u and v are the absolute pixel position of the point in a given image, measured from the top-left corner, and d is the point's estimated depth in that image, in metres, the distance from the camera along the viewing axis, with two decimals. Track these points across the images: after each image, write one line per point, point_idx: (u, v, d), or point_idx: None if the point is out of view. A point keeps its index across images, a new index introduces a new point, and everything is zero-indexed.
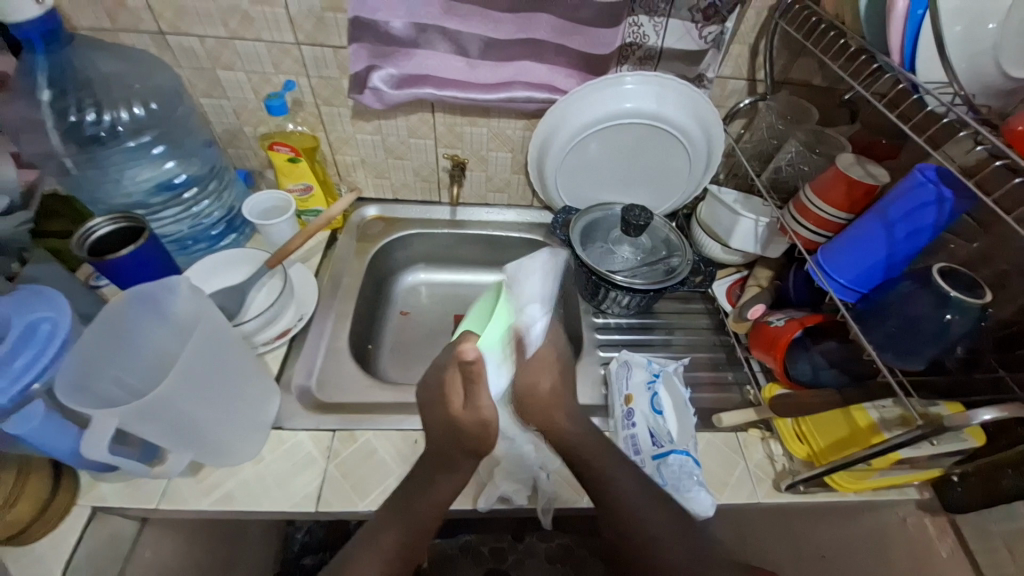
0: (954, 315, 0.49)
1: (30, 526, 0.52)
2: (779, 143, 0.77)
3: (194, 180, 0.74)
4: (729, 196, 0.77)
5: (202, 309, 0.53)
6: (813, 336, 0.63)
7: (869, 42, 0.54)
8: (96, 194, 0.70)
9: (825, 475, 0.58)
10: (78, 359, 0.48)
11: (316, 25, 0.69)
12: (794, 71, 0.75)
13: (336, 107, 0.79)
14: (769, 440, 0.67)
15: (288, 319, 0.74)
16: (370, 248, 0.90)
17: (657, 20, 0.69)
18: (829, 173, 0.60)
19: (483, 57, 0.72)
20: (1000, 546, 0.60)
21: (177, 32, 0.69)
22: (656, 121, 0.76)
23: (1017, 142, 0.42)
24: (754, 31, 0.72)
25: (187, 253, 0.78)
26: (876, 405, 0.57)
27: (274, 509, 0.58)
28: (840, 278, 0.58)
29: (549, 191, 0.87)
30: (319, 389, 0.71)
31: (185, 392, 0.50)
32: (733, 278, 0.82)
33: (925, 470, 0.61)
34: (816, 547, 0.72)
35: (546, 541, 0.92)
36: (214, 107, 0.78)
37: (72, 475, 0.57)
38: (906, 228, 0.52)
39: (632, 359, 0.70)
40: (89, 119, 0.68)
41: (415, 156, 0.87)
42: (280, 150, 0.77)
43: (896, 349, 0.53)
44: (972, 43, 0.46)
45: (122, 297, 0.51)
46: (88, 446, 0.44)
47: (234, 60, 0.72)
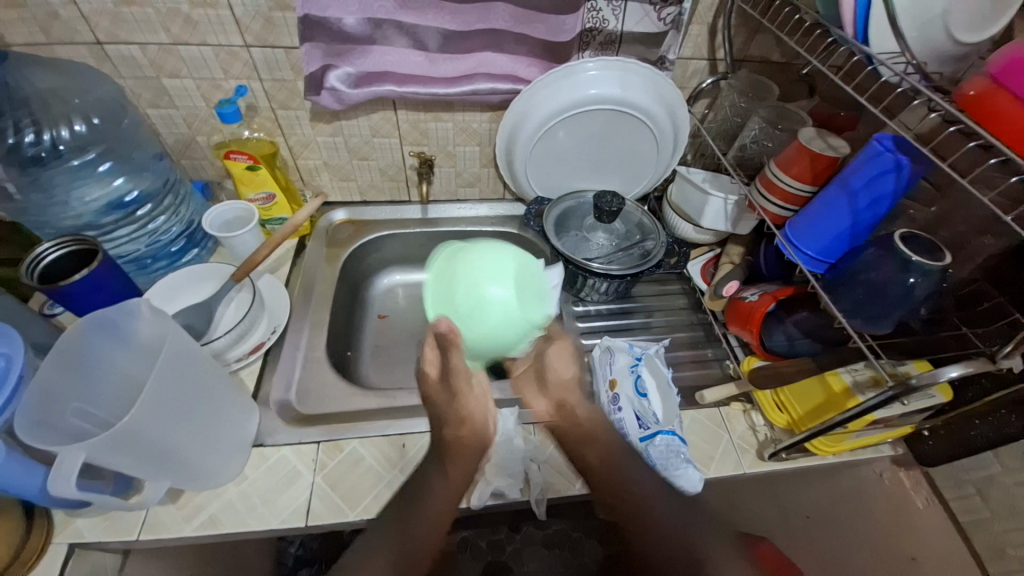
0: (917, 278, 0.50)
1: (6, 570, 0.49)
2: (743, 121, 0.78)
3: (149, 197, 0.71)
4: (697, 176, 0.78)
5: (167, 331, 0.50)
6: (786, 307, 0.65)
7: (822, 17, 0.55)
8: (43, 218, 0.66)
9: (806, 442, 0.60)
10: (39, 395, 0.45)
11: (265, 25, 0.66)
12: (752, 49, 0.76)
13: (295, 110, 0.76)
14: (751, 412, 0.69)
15: (262, 332, 0.71)
16: (341, 253, 0.88)
17: (616, 5, 0.69)
18: (792, 147, 0.61)
19: (442, 51, 0.70)
20: (973, 493, 0.64)
21: (116, 40, 0.65)
22: (622, 106, 0.75)
23: (968, 107, 0.43)
24: (711, 11, 0.73)
25: (148, 272, 0.74)
26: (849, 369, 0.59)
27: (263, 528, 0.56)
28: (808, 249, 0.59)
29: (520, 182, 0.86)
30: (300, 402, 0.70)
31: (157, 417, 0.48)
32: (707, 256, 0.83)
33: (898, 428, 0.63)
34: (801, 510, 0.74)
35: (541, 530, 0.95)
36: (163, 118, 0.75)
37: (45, 515, 0.55)
38: (868, 197, 0.54)
39: (615, 345, 0.70)
40: (27, 139, 0.63)
41: (380, 155, 0.85)
42: (238, 159, 0.74)
43: (864, 315, 0.54)
44: (922, 12, 0.47)
45: (78, 325, 0.48)
46: (55, 484, 0.41)
47: (180, 66, 0.69)
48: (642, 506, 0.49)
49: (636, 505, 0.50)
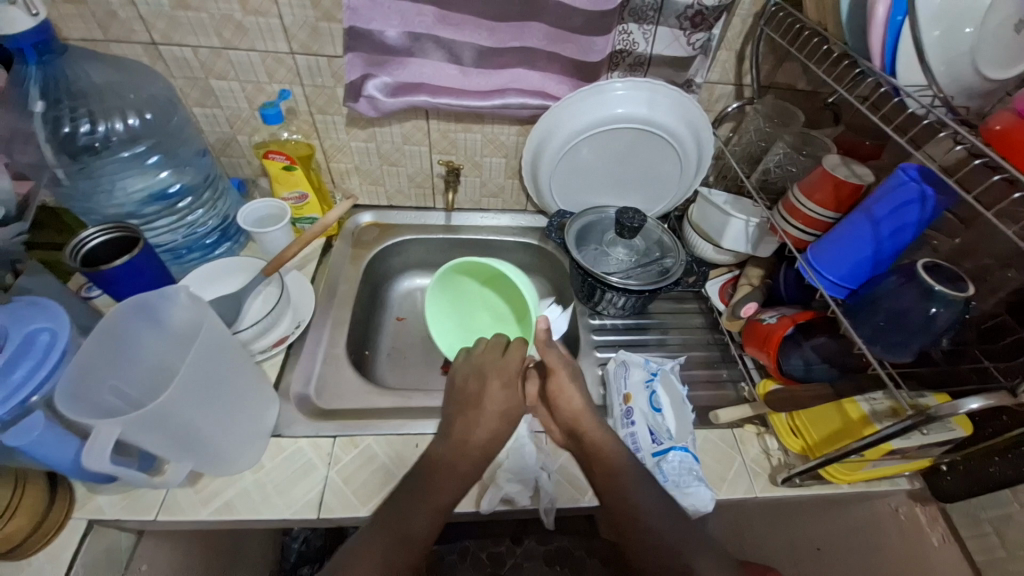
0: (939, 308, 0.50)
1: (27, 539, 0.51)
2: (768, 145, 0.79)
3: (189, 190, 0.74)
4: (719, 198, 0.79)
5: (201, 318, 0.53)
6: (804, 331, 0.65)
7: (850, 48, 0.56)
8: (88, 205, 0.70)
9: (820, 468, 0.60)
10: (79, 371, 0.47)
11: (311, 34, 0.69)
12: (779, 76, 0.78)
13: (332, 115, 0.79)
14: (765, 435, 0.69)
15: (286, 326, 0.73)
16: (365, 254, 0.91)
17: (646, 28, 0.71)
18: (817, 173, 0.62)
19: (477, 65, 0.73)
20: (990, 532, 0.62)
21: (171, 42, 0.69)
22: (648, 126, 0.77)
23: (995, 141, 0.44)
24: (739, 38, 0.74)
25: (181, 262, 0.77)
26: (867, 398, 0.58)
27: (276, 517, 0.57)
28: (830, 274, 0.59)
29: (543, 195, 0.88)
30: (318, 396, 0.71)
31: (186, 400, 0.50)
32: (726, 278, 0.84)
33: (916, 461, 0.62)
34: (814, 541, 0.76)
35: (544, 544, 0.96)
36: (207, 117, 0.78)
37: (68, 488, 0.56)
38: (891, 225, 0.54)
39: (631, 359, 0.70)
40: (82, 129, 0.67)
41: (409, 162, 0.88)
42: (276, 159, 0.77)
43: (884, 343, 0.54)
44: (950, 48, 0.48)
45: (119, 307, 0.50)
46: (90, 457, 0.43)
47: (228, 69, 0.73)
48: (650, 518, 0.50)
49: (643, 518, 0.50)
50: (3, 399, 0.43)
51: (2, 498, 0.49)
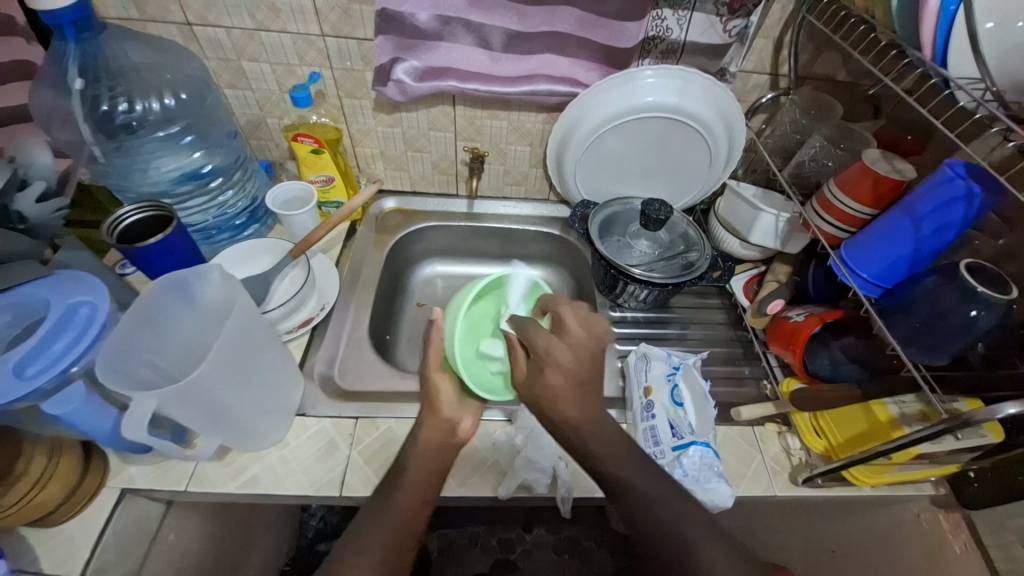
0: (980, 311, 0.49)
1: (59, 507, 0.53)
2: (802, 138, 0.78)
3: (220, 171, 0.76)
4: (748, 191, 0.78)
5: (233, 296, 0.54)
6: (833, 331, 0.64)
7: (898, 36, 0.54)
8: (124, 183, 0.71)
9: (843, 470, 0.59)
10: (117, 343, 0.48)
11: (342, 17, 0.69)
12: (817, 66, 0.75)
13: (359, 99, 0.79)
14: (787, 434, 0.68)
15: (311, 308, 0.75)
16: (388, 240, 0.91)
17: (681, 14, 0.69)
18: (855, 168, 0.60)
19: (506, 50, 0.72)
20: (1015, 540, 0.60)
21: (204, 22, 0.70)
22: (679, 115, 0.76)
23: None
24: (778, 26, 0.72)
25: (211, 242, 0.78)
26: (896, 400, 0.57)
27: (300, 494, 0.59)
28: (863, 273, 0.58)
29: (568, 184, 0.87)
30: (341, 377, 0.73)
31: (218, 376, 0.51)
32: (751, 273, 0.83)
33: (942, 466, 0.60)
34: (827, 544, 0.76)
35: (554, 534, 0.98)
36: (238, 98, 0.79)
37: (102, 458, 0.59)
38: (933, 224, 0.52)
39: (651, 352, 0.70)
40: (120, 107, 0.69)
41: (434, 148, 0.87)
42: (304, 142, 0.78)
43: (919, 344, 0.53)
44: (1007, 38, 0.45)
45: (157, 284, 0.52)
46: (128, 427, 0.45)
47: (260, 51, 0.73)
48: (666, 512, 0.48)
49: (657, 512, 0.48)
50: (44, 368, 0.45)
51: (37, 467, 0.50)
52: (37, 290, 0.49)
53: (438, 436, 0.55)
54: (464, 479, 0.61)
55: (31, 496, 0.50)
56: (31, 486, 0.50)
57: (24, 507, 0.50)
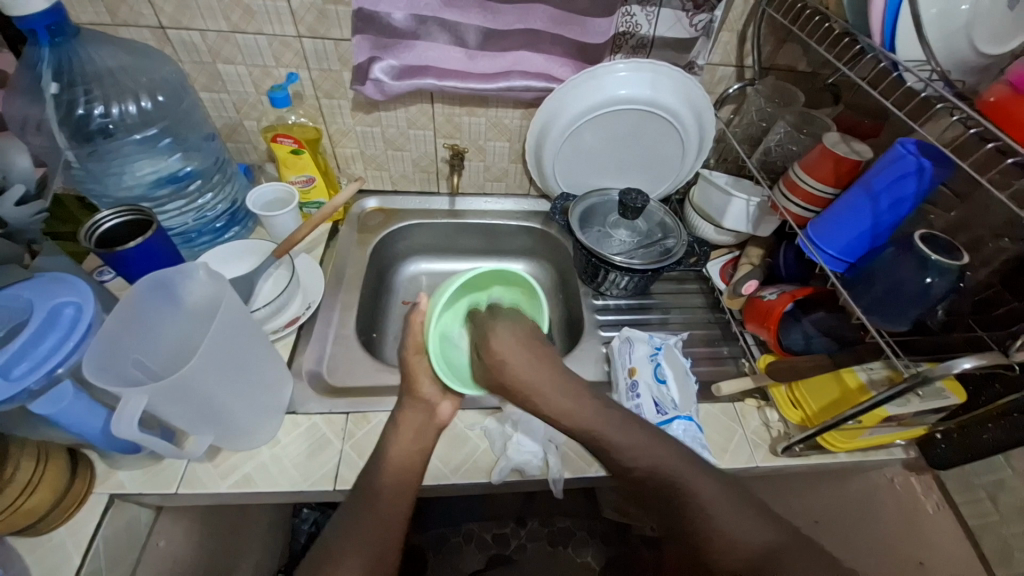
0: (934, 278, 0.52)
1: (48, 514, 0.52)
2: (768, 125, 0.81)
3: (199, 173, 0.75)
4: (720, 179, 0.81)
5: (219, 294, 0.54)
6: (804, 307, 0.67)
7: (851, 25, 0.58)
8: (100, 188, 0.71)
9: (818, 436, 0.62)
10: (104, 344, 0.48)
11: (318, 18, 0.70)
12: (779, 57, 0.79)
13: (337, 99, 0.80)
14: (765, 408, 0.71)
15: (297, 307, 0.75)
16: (371, 238, 0.92)
17: (649, 10, 0.72)
18: (816, 151, 0.63)
19: (481, 48, 0.74)
20: (984, 497, 0.64)
21: (178, 25, 0.69)
22: (651, 107, 0.78)
23: (989, 112, 0.46)
24: (741, 19, 0.75)
25: (191, 245, 0.78)
26: (865, 367, 0.60)
27: (295, 490, 0.59)
28: (829, 249, 0.61)
29: (547, 178, 0.89)
30: (330, 374, 0.73)
31: (209, 372, 0.51)
32: (726, 258, 0.86)
33: (910, 428, 0.64)
34: (811, 514, 0.77)
35: (547, 526, 0.99)
36: (214, 101, 0.79)
37: (89, 465, 0.58)
38: (889, 199, 0.56)
39: (634, 335, 0.72)
40: (96, 111, 0.68)
41: (414, 146, 0.89)
42: (284, 142, 0.78)
43: (882, 313, 0.56)
44: (948, 23, 0.49)
45: (140, 285, 0.52)
46: (119, 425, 0.45)
47: (235, 53, 0.73)
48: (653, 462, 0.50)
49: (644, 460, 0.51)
50: (33, 367, 0.45)
51: (24, 473, 0.50)
52: (21, 292, 0.49)
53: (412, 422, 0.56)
54: (457, 466, 0.62)
55: (19, 502, 0.49)
56: (19, 492, 0.49)
57: (12, 514, 0.49)
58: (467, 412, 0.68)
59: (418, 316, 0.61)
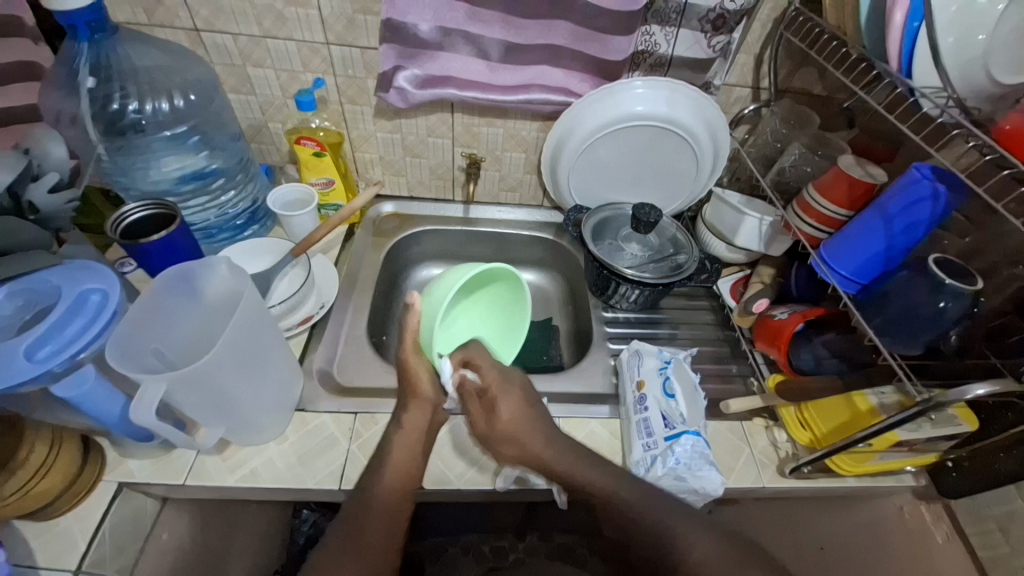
0: (948, 302, 0.52)
1: (56, 500, 0.53)
2: (783, 146, 0.82)
3: (223, 172, 0.77)
4: (733, 197, 0.82)
5: (238, 288, 0.56)
6: (815, 328, 0.67)
7: (867, 50, 0.59)
8: (126, 181, 0.73)
9: (827, 458, 0.61)
10: (125, 331, 0.49)
11: (347, 26, 0.72)
12: (795, 81, 0.80)
13: (361, 105, 0.82)
14: (773, 428, 0.70)
15: (310, 307, 0.76)
16: (386, 242, 0.93)
17: (669, 30, 0.74)
18: (831, 173, 0.64)
19: (503, 61, 0.76)
20: (994, 528, 0.63)
21: (212, 29, 0.72)
22: (667, 124, 0.80)
23: (1005, 139, 0.46)
24: (758, 42, 0.77)
25: (211, 242, 0.80)
26: (876, 391, 0.59)
27: (300, 486, 0.59)
28: (842, 269, 0.61)
29: (561, 190, 0.91)
30: (339, 374, 0.74)
31: (225, 364, 0.52)
32: (737, 276, 0.86)
33: (920, 454, 0.63)
34: (816, 540, 0.78)
35: (548, 540, 0.98)
36: (241, 103, 0.82)
37: (100, 451, 0.59)
38: (903, 222, 0.56)
39: (643, 349, 0.72)
40: (130, 107, 0.70)
41: (432, 154, 0.90)
42: (307, 145, 0.80)
43: (894, 335, 0.56)
44: (965, 51, 0.50)
45: (163, 275, 0.53)
46: (136, 411, 0.45)
47: (265, 57, 0.76)
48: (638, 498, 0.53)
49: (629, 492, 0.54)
50: (56, 351, 0.45)
51: (38, 455, 0.51)
52: (51, 277, 0.50)
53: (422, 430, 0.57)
54: (462, 471, 0.63)
55: (30, 485, 0.50)
56: (32, 474, 0.50)
57: (23, 496, 0.50)
58: (474, 417, 0.68)
59: (413, 319, 0.60)
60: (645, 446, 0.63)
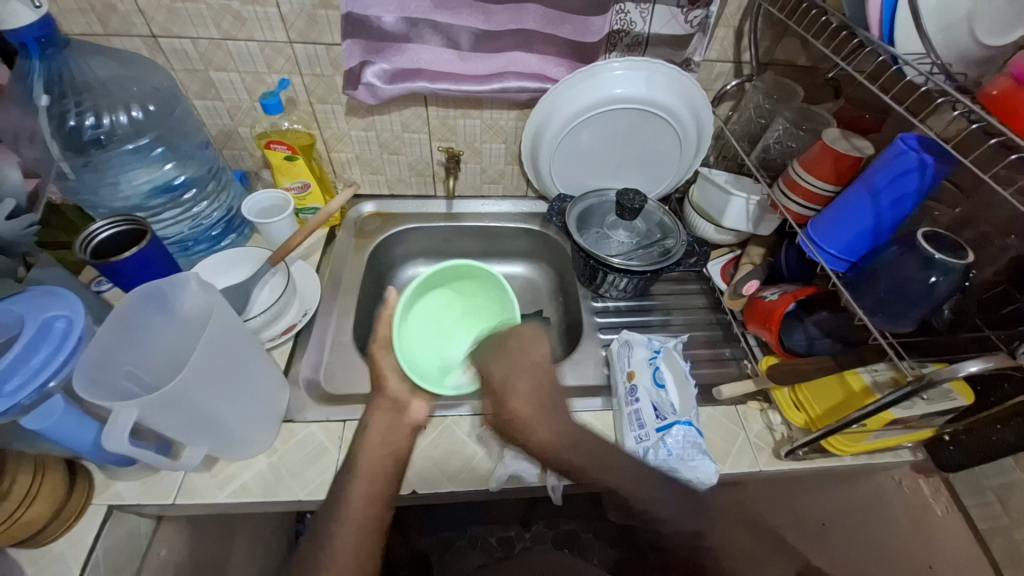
0: (939, 277, 0.50)
1: (46, 527, 0.52)
2: (767, 122, 0.79)
3: (193, 182, 0.75)
4: (720, 177, 0.80)
5: (210, 304, 0.54)
6: (806, 307, 0.66)
7: (849, 19, 0.56)
8: (94, 199, 0.71)
9: (823, 439, 0.60)
10: (95, 356, 0.48)
11: (309, 23, 0.69)
12: (778, 53, 0.77)
13: (331, 105, 0.80)
14: (768, 411, 0.69)
15: (293, 315, 0.74)
16: (368, 243, 0.91)
17: (644, 7, 0.71)
18: (816, 148, 0.62)
19: (474, 50, 0.73)
20: (993, 500, 0.63)
21: (170, 34, 0.69)
22: (647, 106, 0.77)
23: (992, 106, 0.44)
24: (737, 14, 0.74)
25: (188, 254, 0.78)
26: (869, 369, 0.59)
27: (292, 499, 0.59)
28: (830, 248, 0.60)
29: (544, 180, 0.88)
30: (327, 382, 0.73)
31: (202, 383, 0.51)
32: (727, 258, 0.84)
33: (918, 430, 0.62)
34: (816, 518, 0.74)
35: (553, 528, 0.98)
36: (208, 109, 0.79)
37: (87, 476, 0.58)
38: (891, 196, 0.54)
39: (633, 339, 0.71)
40: (88, 122, 0.68)
41: (409, 150, 0.88)
42: (277, 149, 0.78)
43: (885, 313, 0.55)
44: (948, 15, 0.47)
45: (131, 296, 0.51)
46: (110, 439, 0.45)
47: (228, 61, 0.73)
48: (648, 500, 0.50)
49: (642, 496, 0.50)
50: (23, 382, 0.45)
51: (22, 485, 0.50)
52: (10, 306, 0.50)
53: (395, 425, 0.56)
54: (455, 473, 0.62)
55: (19, 514, 0.49)
56: (17, 504, 0.49)
57: (12, 526, 0.49)
58: (465, 418, 0.67)
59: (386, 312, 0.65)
60: (638, 438, 0.63)
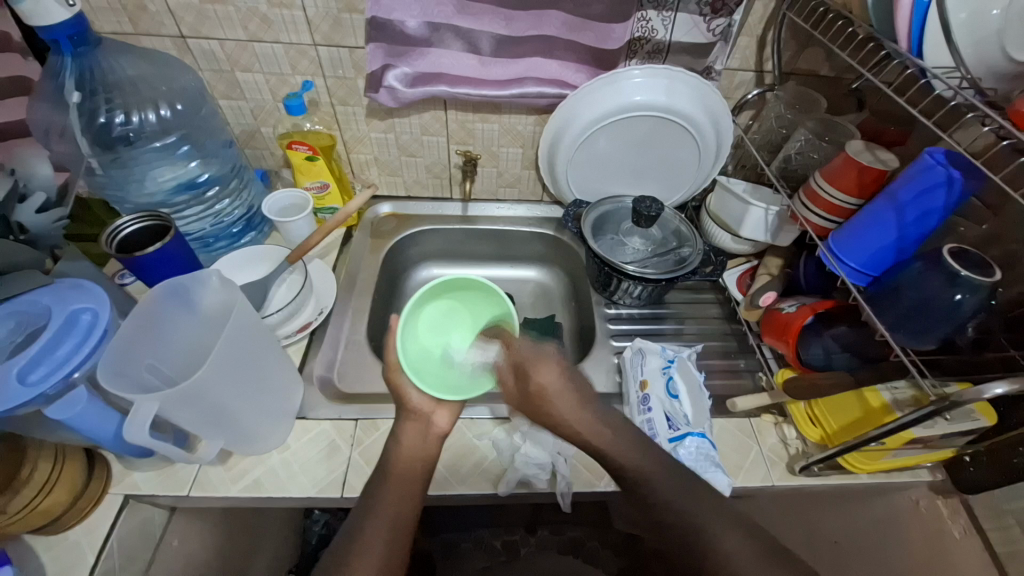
0: (965, 294, 0.50)
1: (64, 514, 0.53)
2: (789, 132, 0.78)
3: (217, 180, 0.77)
4: (738, 186, 0.79)
5: (231, 301, 0.55)
6: (825, 321, 0.65)
7: (875, 30, 0.56)
8: (121, 194, 0.73)
9: (838, 456, 0.59)
10: (118, 349, 0.49)
11: (333, 26, 0.71)
12: (801, 62, 0.77)
13: (352, 106, 0.81)
14: (782, 424, 0.69)
15: (309, 313, 0.75)
16: (384, 244, 0.92)
17: (666, 15, 0.71)
18: (839, 159, 0.61)
19: (495, 55, 0.73)
20: (1014, 525, 0.61)
21: (198, 35, 0.71)
22: (667, 114, 0.77)
23: (1022, 122, 0.43)
24: (761, 23, 0.74)
25: (209, 250, 0.80)
26: (889, 386, 0.58)
27: (302, 496, 0.59)
28: (851, 261, 0.59)
29: (560, 185, 0.89)
30: (340, 381, 0.74)
31: (220, 378, 0.52)
32: (744, 268, 0.84)
33: (938, 450, 0.61)
34: (831, 535, 0.76)
35: (558, 534, 0.98)
36: (233, 109, 0.81)
37: (105, 465, 0.59)
38: (916, 211, 0.53)
39: (647, 347, 0.71)
40: (117, 120, 0.70)
41: (427, 153, 0.89)
42: (299, 149, 0.79)
43: (908, 330, 0.54)
44: (979, 28, 0.47)
45: (155, 291, 0.53)
46: (131, 430, 0.46)
47: (253, 61, 0.74)
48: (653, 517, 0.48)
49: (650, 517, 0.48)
50: (49, 372, 0.46)
51: (42, 473, 0.51)
52: (40, 298, 0.51)
53: (415, 431, 0.55)
54: (464, 477, 0.62)
55: (36, 502, 0.50)
56: (37, 492, 0.51)
57: (30, 513, 0.50)
58: (476, 422, 0.67)
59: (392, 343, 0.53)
60: None
